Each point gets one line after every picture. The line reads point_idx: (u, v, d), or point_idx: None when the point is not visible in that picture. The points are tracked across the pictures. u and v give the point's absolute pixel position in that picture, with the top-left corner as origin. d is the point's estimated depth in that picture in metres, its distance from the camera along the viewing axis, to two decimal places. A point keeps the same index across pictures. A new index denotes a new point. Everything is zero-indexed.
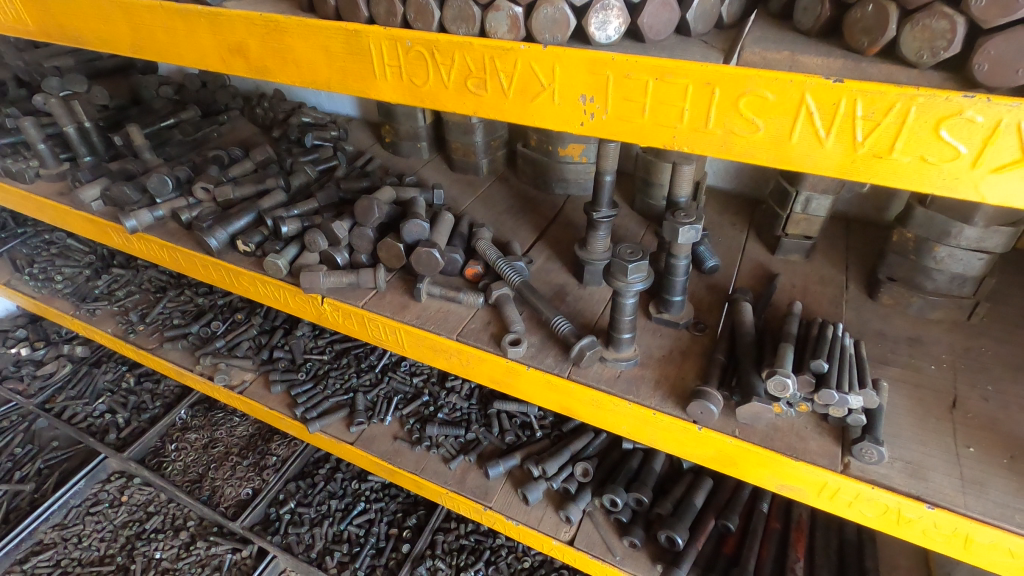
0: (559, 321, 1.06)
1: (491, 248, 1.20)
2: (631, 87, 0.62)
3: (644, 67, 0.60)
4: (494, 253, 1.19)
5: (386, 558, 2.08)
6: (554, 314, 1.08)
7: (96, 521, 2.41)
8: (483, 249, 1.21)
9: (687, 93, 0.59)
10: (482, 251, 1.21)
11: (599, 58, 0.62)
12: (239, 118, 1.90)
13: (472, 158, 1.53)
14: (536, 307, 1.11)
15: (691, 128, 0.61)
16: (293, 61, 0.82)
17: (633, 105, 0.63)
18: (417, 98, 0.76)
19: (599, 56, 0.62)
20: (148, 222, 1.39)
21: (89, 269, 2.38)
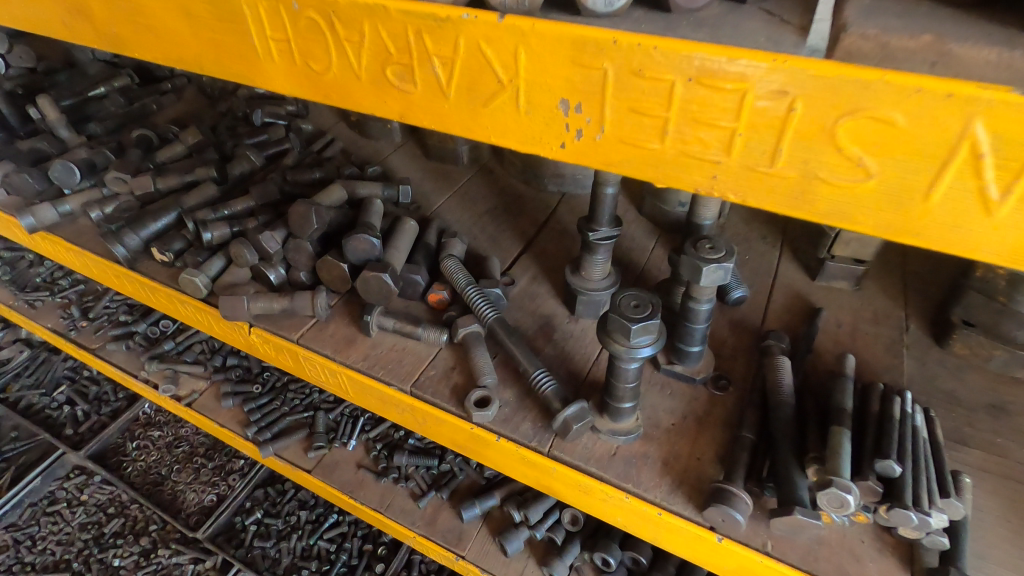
0: (539, 375, 0.83)
1: (460, 269, 0.95)
2: (646, 93, 0.38)
3: (672, 60, 0.36)
4: (465, 277, 0.94)
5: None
6: (534, 364, 0.84)
7: (53, 521, 2.22)
8: (451, 270, 0.96)
9: (746, 109, 0.36)
10: (450, 273, 0.96)
11: (592, 42, 0.37)
12: (185, 86, 1.63)
13: (449, 144, 1.27)
14: (512, 352, 0.87)
15: (747, 165, 0.38)
16: (151, 29, 0.56)
17: (649, 122, 0.39)
18: (318, 91, 0.50)
19: (591, 38, 0.36)
20: (52, 220, 1.14)
21: (34, 253, 2.15)
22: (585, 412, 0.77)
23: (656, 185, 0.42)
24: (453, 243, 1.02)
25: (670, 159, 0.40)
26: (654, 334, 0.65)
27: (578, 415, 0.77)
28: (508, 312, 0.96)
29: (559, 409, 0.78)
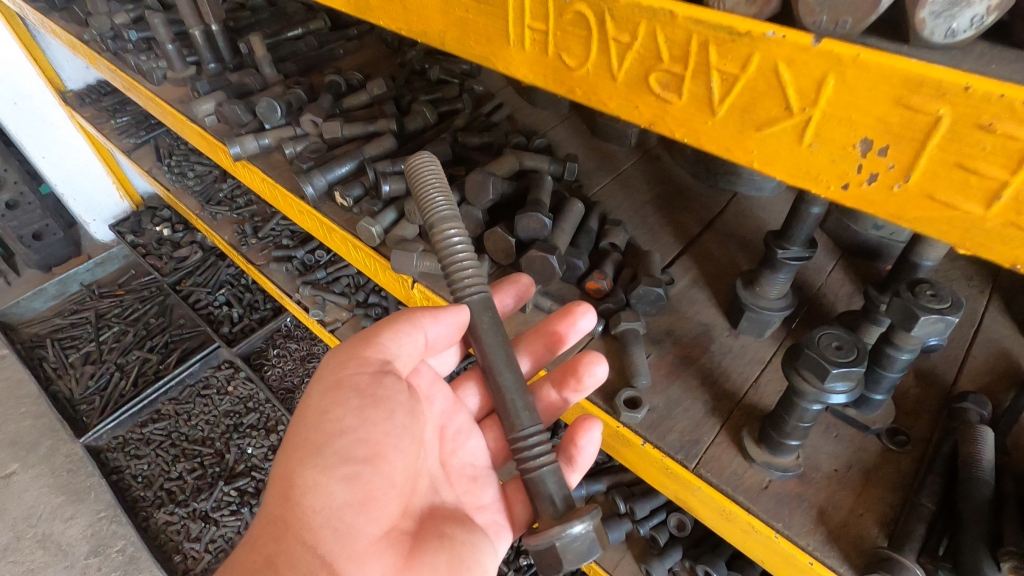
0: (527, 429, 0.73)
1: (439, 190, 0.75)
2: (972, 149, 0.31)
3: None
4: (445, 204, 0.76)
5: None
6: (524, 397, 0.74)
7: (205, 403, 2.53)
8: (420, 185, 0.77)
9: None
10: (426, 199, 0.76)
11: (929, 84, 0.31)
12: (368, 33, 1.71)
13: (620, 125, 1.24)
14: (494, 372, 0.75)
15: None
16: (402, 3, 0.57)
17: (966, 179, 0.32)
18: (564, 85, 0.48)
19: (930, 77, 0.31)
20: (253, 151, 1.25)
21: (218, 171, 2.43)
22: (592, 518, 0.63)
23: (961, 250, 0.35)
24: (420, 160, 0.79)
25: (1002, 230, 0.33)
26: (852, 382, 0.59)
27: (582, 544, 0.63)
28: (665, 314, 0.94)
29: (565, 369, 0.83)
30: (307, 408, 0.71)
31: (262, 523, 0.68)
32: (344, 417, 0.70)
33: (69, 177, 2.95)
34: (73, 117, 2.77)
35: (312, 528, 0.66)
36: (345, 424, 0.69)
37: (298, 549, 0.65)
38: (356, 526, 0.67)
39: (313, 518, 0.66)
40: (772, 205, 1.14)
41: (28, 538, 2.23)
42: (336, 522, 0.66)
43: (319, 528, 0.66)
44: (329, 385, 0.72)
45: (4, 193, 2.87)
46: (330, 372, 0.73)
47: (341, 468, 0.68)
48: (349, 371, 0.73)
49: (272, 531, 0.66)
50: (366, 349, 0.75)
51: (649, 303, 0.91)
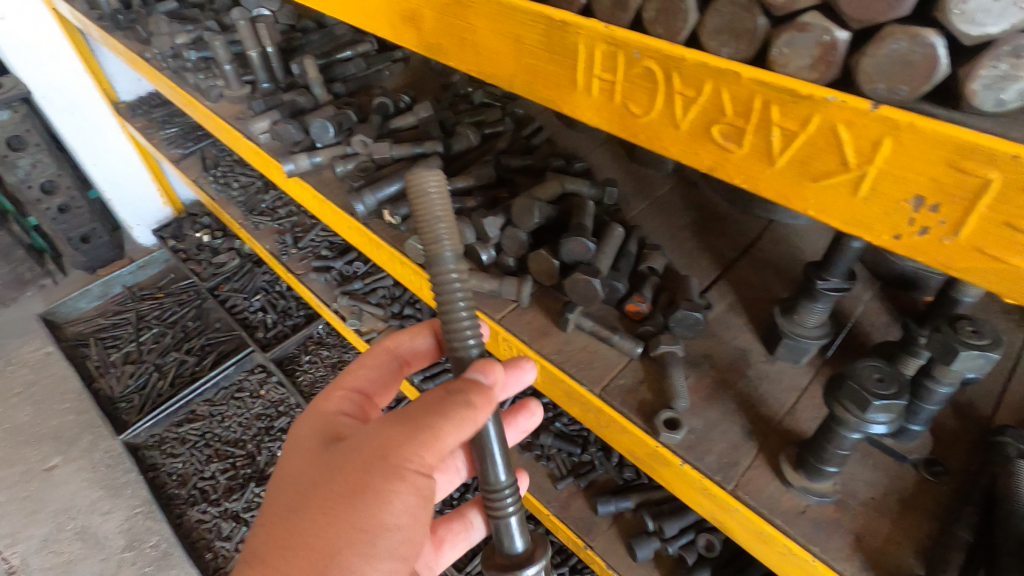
0: (500, 484, 0.88)
1: (445, 223, 0.78)
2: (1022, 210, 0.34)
3: None
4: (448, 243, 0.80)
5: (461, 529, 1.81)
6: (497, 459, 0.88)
7: (238, 405, 2.62)
8: (424, 213, 0.79)
9: None
10: (428, 228, 0.79)
11: (980, 152, 0.34)
12: (412, 56, 1.79)
13: (658, 151, 1.28)
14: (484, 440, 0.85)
15: None
16: (475, 48, 0.61)
17: (1015, 236, 0.35)
18: (627, 130, 0.52)
19: (980, 144, 0.34)
20: (306, 168, 1.32)
21: (261, 181, 2.53)
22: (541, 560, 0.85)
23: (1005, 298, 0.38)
24: (423, 174, 0.79)
25: None
26: (892, 414, 0.61)
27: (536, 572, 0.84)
28: (702, 338, 0.97)
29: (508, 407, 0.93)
30: (360, 491, 0.67)
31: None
32: (402, 513, 0.68)
33: (116, 183, 3.07)
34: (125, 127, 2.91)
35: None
36: (401, 521, 0.68)
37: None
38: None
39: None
40: (808, 233, 1.16)
41: (68, 529, 2.31)
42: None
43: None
44: (392, 475, 0.67)
45: (57, 197, 2.92)
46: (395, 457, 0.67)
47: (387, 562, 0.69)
48: (419, 465, 0.68)
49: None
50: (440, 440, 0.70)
51: (687, 327, 0.93)
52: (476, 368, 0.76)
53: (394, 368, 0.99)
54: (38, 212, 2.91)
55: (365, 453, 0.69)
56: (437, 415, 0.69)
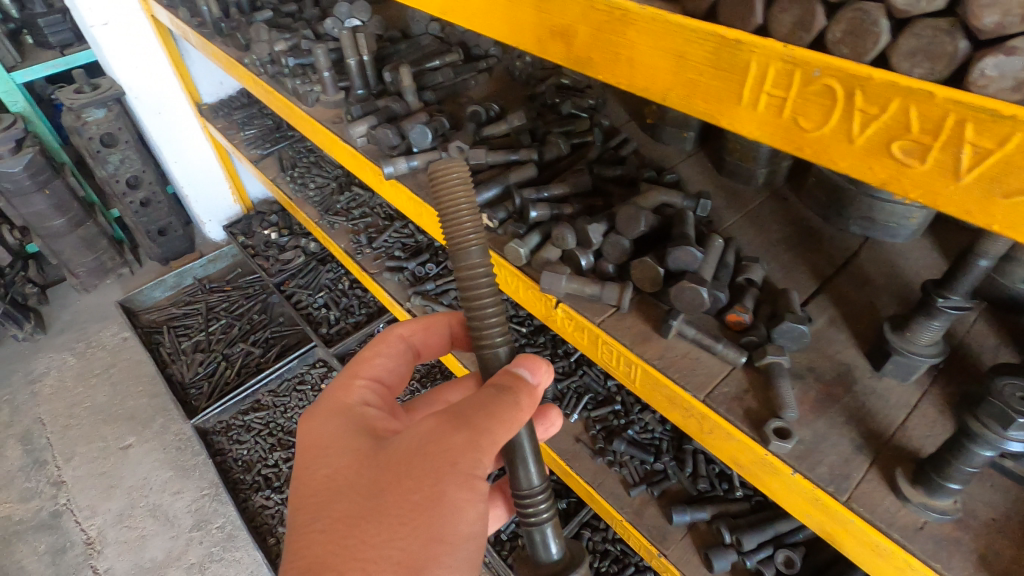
0: (535, 491, 0.88)
1: (466, 210, 0.86)
2: None
3: None
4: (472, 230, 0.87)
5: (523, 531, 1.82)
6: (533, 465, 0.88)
7: (300, 397, 2.71)
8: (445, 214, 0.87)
9: None
10: (453, 217, 0.87)
11: None
12: (496, 66, 1.85)
13: (750, 165, 1.29)
14: (517, 445, 0.87)
15: None
16: (628, 62, 0.65)
17: None
18: (792, 143, 0.55)
19: None
20: (403, 171, 1.38)
21: (336, 183, 2.63)
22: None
23: None
24: (448, 166, 0.87)
25: None
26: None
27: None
28: (805, 350, 0.97)
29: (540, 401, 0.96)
30: (438, 501, 0.70)
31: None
32: (475, 521, 0.73)
33: (194, 180, 3.23)
34: (206, 127, 3.06)
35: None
36: (474, 528, 0.73)
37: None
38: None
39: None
40: (907, 251, 1.15)
41: (140, 506, 2.37)
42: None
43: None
44: (467, 483, 0.72)
45: (140, 191, 3.09)
46: (467, 464, 0.72)
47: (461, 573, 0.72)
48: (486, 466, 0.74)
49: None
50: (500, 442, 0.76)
51: (791, 338, 0.94)
52: (516, 368, 0.84)
53: (407, 355, 1.05)
54: (123, 206, 3.10)
55: (433, 460, 0.72)
56: (497, 420, 0.76)
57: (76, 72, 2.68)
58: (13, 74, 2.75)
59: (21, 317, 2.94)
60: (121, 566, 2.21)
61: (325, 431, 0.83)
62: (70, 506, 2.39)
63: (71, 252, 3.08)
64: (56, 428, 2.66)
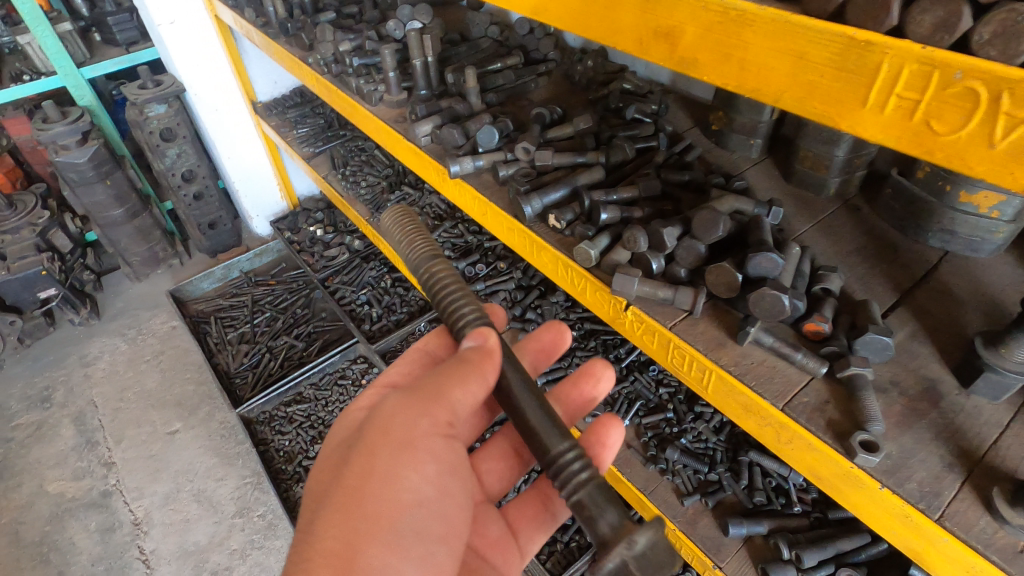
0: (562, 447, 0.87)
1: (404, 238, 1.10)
2: None
3: None
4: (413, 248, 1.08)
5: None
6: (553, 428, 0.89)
7: (341, 392, 2.73)
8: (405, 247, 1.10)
9: None
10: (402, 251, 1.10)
11: None
12: (555, 70, 1.87)
13: (822, 174, 1.27)
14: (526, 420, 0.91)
15: None
16: (740, 64, 0.65)
17: None
18: (922, 147, 0.53)
19: None
20: (469, 170, 1.39)
21: (386, 182, 2.67)
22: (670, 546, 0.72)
23: None
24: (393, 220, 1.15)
25: None
26: None
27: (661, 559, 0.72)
28: (888, 364, 0.95)
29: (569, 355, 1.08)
30: (374, 470, 0.78)
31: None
32: (420, 486, 0.80)
33: (245, 177, 3.32)
34: (259, 124, 3.14)
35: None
36: (420, 494, 0.80)
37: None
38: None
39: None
40: (991, 267, 1.11)
41: (186, 491, 2.41)
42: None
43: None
44: (403, 450, 0.79)
45: (194, 185, 3.18)
46: (403, 431, 0.80)
47: (416, 547, 0.78)
48: (424, 435, 0.81)
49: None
50: (441, 412, 0.83)
51: (874, 350, 0.92)
52: (464, 342, 0.92)
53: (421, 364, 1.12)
54: (177, 198, 3.19)
55: (373, 433, 0.80)
56: (433, 387, 0.83)
57: (141, 69, 2.79)
58: (82, 70, 2.84)
59: (78, 303, 3.04)
60: (167, 548, 2.24)
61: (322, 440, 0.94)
62: (119, 487, 2.44)
63: (126, 241, 3.18)
64: (107, 411, 2.73)
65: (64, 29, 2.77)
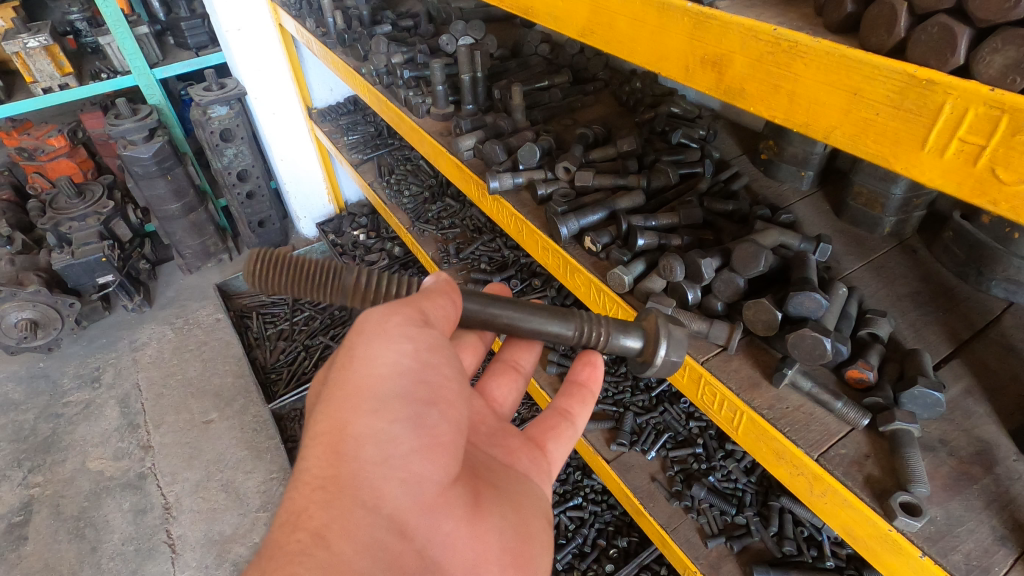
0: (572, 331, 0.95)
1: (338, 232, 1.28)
2: None
3: None
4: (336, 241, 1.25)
5: (587, 565, 1.75)
6: (550, 319, 0.95)
7: None
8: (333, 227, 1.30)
9: None
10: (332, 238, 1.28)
11: None
12: (602, 90, 1.87)
13: (876, 212, 1.21)
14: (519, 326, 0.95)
15: None
16: (789, 96, 0.62)
17: None
18: (985, 196, 0.49)
19: None
20: (508, 187, 1.39)
21: (428, 193, 2.71)
22: (662, 334, 0.91)
23: None
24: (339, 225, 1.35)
25: None
26: None
27: (669, 347, 0.91)
28: (938, 422, 0.89)
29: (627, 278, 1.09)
30: (353, 355, 0.73)
31: (308, 492, 0.65)
32: (401, 358, 0.73)
33: (296, 180, 3.42)
34: (313, 129, 3.24)
35: (377, 476, 0.67)
36: (402, 365, 0.74)
37: (358, 513, 0.65)
38: (424, 476, 0.70)
39: (373, 474, 0.67)
40: None
41: (216, 480, 2.47)
42: (404, 474, 0.68)
43: (384, 483, 0.67)
44: (376, 332, 0.74)
45: (248, 184, 3.29)
46: (372, 320, 0.75)
47: (405, 410, 0.71)
48: (394, 319, 0.76)
49: (322, 498, 0.65)
50: (404, 304, 0.79)
51: (921, 405, 0.86)
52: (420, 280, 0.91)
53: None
54: (231, 196, 3.30)
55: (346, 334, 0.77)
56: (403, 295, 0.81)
57: (208, 72, 2.92)
58: (154, 70, 3.00)
59: (133, 289, 3.18)
60: (193, 535, 2.29)
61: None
62: (153, 470, 2.53)
63: (181, 235, 3.32)
64: (150, 395, 2.84)
65: (141, 31, 2.94)
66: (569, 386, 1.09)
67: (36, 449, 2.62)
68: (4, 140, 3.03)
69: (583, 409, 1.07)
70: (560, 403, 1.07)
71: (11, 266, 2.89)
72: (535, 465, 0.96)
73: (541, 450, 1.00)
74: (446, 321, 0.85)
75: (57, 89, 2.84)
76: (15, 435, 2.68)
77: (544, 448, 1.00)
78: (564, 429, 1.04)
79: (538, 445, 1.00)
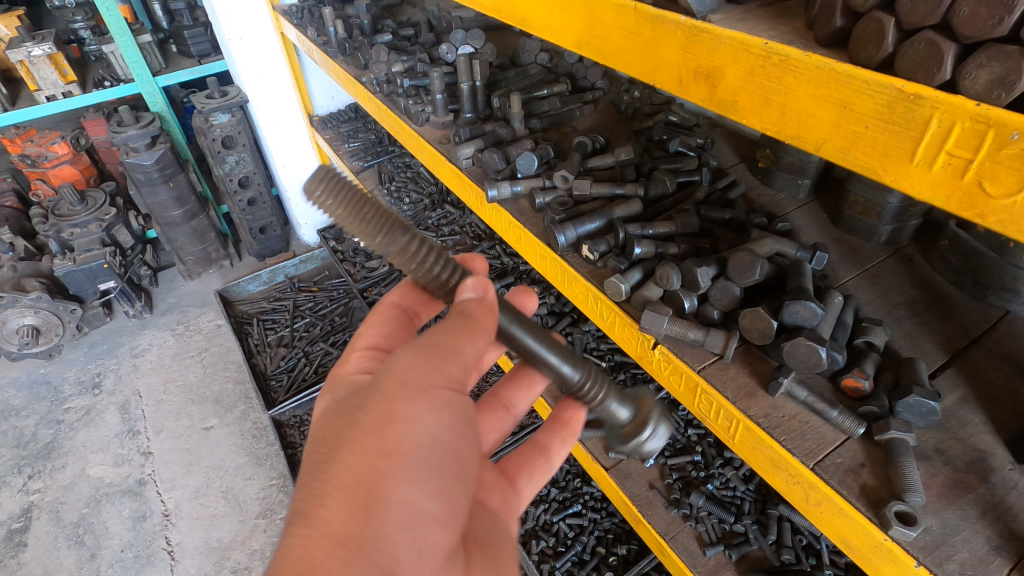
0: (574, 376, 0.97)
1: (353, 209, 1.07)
2: None
3: None
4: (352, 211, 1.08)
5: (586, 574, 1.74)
6: (562, 358, 0.98)
7: None
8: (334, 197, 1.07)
9: None
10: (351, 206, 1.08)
11: None
12: (601, 99, 1.88)
13: (872, 220, 1.21)
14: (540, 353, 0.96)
15: None
16: (781, 108, 0.63)
17: None
18: (973, 209, 0.50)
19: None
20: (506, 195, 1.40)
21: (428, 200, 2.72)
22: (652, 424, 0.93)
23: None
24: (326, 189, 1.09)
25: None
26: None
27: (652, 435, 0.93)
28: (933, 431, 0.89)
29: (624, 288, 1.09)
30: (396, 411, 0.67)
31: (323, 544, 0.60)
32: (440, 427, 0.69)
33: (297, 186, 3.43)
34: (314, 137, 3.25)
35: (398, 541, 0.64)
36: (438, 434, 0.69)
37: None
38: (435, 543, 0.68)
39: (395, 538, 0.63)
40: None
41: (215, 487, 2.47)
42: (421, 542, 0.66)
43: (403, 548, 0.64)
44: (424, 391, 0.69)
45: (249, 191, 3.31)
46: (422, 375, 0.69)
47: (435, 481, 0.68)
48: (441, 381, 0.70)
49: (339, 556, 0.60)
50: (455, 363, 0.73)
51: (916, 414, 0.86)
52: (463, 290, 0.83)
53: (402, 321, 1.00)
54: (232, 203, 3.31)
55: (384, 376, 0.70)
56: (450, 343, 0.73)
57: (210, 80, 2.94)
58: (156, 78, 3.01)
59: (134, 296, 3.19)
60: (192, 542, 2.29)
61: (323, 399, 0.80)
62: (153, 477, 2.52)
63: (183, 241, 3.33)
64: (150, 402, 2.84)
65: (144, 40, 2.96)
66: (551, 420, 1.10)
67: (37, 455, 2.62)
68: (8, 147, 3.04)
69: (561, 447, 1.09)
70: (541, 437, 1.09)
71: (13, 272, 2.90)
72: (505, 504, 0.97)
73: (511, 486, 1.02)
74: (479, 364, 0.79)
75: (60, 97, 2.85)
76: (15, 442, 2.68)
77: (512, 483, 1.03)
78: (535, 465, 1.07)
79: (509, 480, 1.02)
